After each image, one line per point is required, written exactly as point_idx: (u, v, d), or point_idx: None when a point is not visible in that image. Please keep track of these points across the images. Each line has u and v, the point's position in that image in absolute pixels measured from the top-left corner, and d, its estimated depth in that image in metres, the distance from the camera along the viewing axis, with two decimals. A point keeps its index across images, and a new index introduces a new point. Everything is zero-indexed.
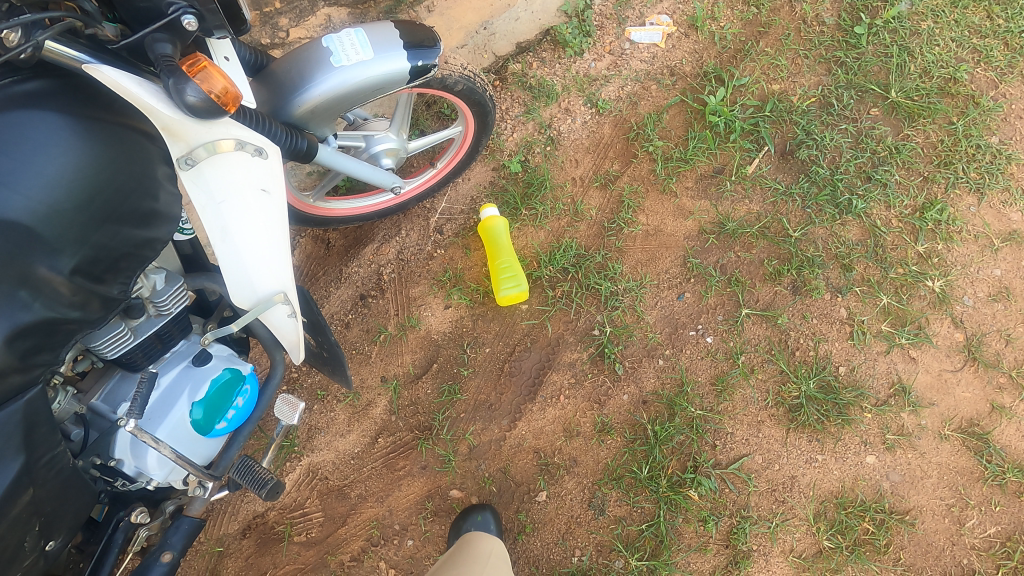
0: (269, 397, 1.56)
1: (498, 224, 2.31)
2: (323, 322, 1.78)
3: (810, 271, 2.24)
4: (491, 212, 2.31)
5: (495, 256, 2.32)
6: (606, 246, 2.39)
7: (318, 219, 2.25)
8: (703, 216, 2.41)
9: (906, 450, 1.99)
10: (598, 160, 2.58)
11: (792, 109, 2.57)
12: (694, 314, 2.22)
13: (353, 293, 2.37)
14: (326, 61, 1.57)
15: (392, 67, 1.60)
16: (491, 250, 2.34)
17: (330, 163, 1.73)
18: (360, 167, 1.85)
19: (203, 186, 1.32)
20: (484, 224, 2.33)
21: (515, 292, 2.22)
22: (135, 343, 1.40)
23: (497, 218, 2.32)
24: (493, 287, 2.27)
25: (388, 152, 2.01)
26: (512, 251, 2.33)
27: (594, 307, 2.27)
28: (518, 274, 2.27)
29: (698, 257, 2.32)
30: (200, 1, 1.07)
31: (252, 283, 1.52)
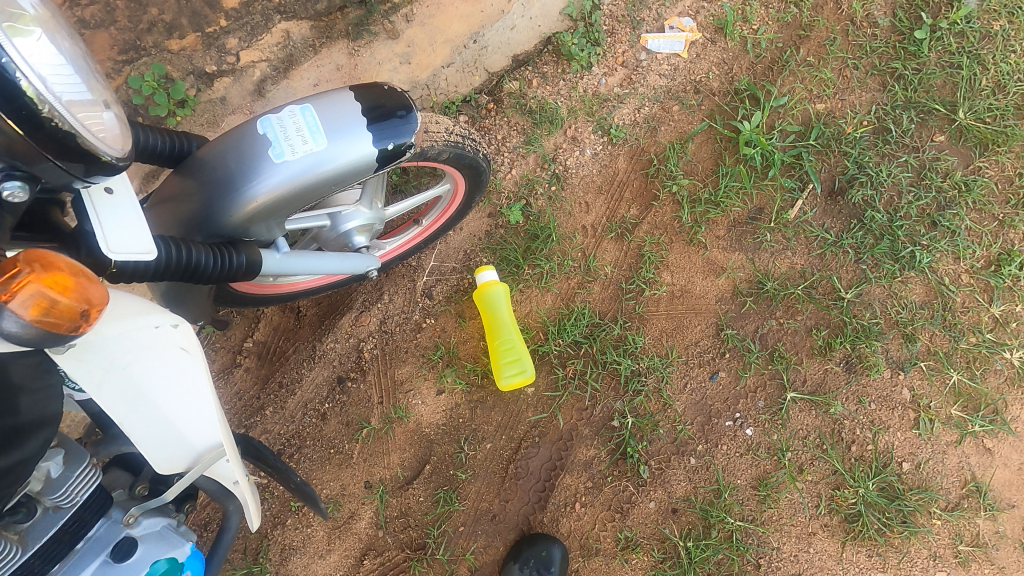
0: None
1: (498, 291, 1.92)
2: (287, 470, 1.45)
3: (866, 344, 1.90)
4: (490, 276, 1.92)
5: (495, 332, 1.94)
6: (625, 312, 2.03)
7: (281, 296, 1.86)
8: (739, 274, 2.04)
9: (981, 564, 1.74)
10: (612, 204, 2.18)
11: (842, 136, 2.16)
12: (730, 399, 1.89)
13: (330, 375, 2.02)
14: (265, 154, 1.19)
15: (352, 155, 1.21)
16: (489, 324, 1.96)
17: (284, 270, 1.34)
18: (327, 263, 1.46)
19: (93, 359, 0.96)
20: (479, 290, 1.94)
21: (518, 378, 1.88)
22: (26, 556, 1.06)
23: (497, 283, 1.94)
24: (493, 373, 1.91)
25: (360, 229, 1.62)
26: (515, 325, 1.97)
27: (612, 391, 1.94)
28: (522, 356, 1.92)
29: (733, 325, 1.97)
30: (25, 161, 0.77)
31: (180, 450, 1.10)
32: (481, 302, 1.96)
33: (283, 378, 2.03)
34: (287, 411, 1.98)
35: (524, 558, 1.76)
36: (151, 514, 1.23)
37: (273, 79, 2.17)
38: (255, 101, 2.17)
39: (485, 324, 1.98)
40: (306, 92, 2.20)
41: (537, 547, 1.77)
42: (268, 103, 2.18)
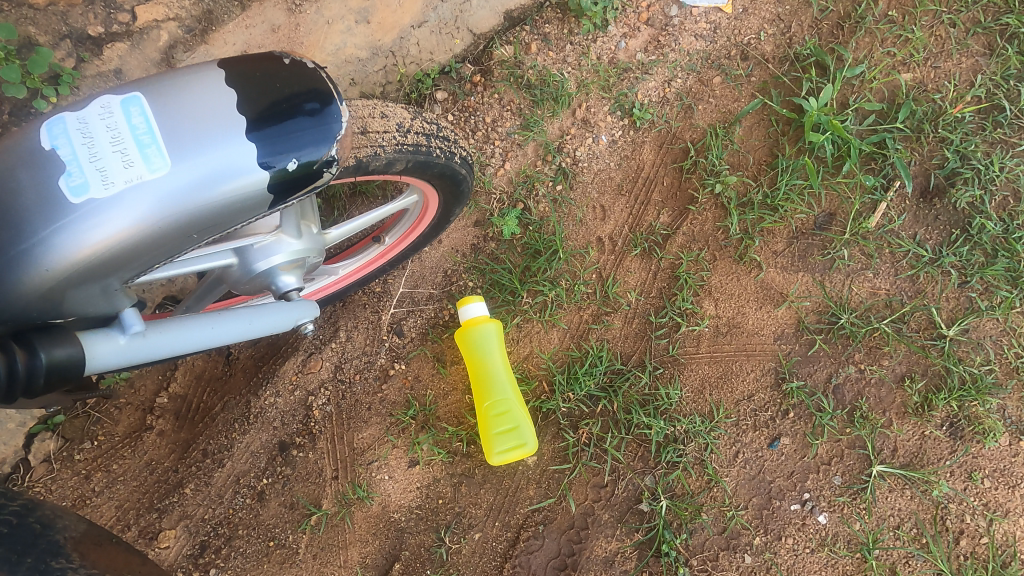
0: None
1: (489, 331, 1.44)
2: None
3: (978, 402, 1.43)
4: (479, 309, 1.42)
5: (483, 388, 1.45)
6: (655, 355, 1.55)
7: None
8: (804, 304, 1.56)
9: None
10: (635, 209, 1.68)
11: (939, 117, 1.64)
12: (797, 474, 1.43)
13: (270, 440, 1.56)
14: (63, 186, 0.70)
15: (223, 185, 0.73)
16: (476, 376, 1.47)
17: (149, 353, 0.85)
18: (220, 332, 0.98)
19: None
20: (465, 329, 1.44)
21: (514, 452, 1.41)
22: None
23: (488, 321, 1.44)
24: (482, 443, 1.44)
25: (286, 267, 1.13)
26: (511, 377, 1.49)
27: (639, 462, 1.47)
28: (522, 420, 1.44)
29: (798, 373, 1.50)
30: None
31: None
32: (467, 346, 1.46)
33: (208, 445, 1.56)
34: (213, 489, 1.53)
35: None
36: None
37: (187, 44, 1.62)
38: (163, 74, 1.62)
39: (470, 374, 1.49)
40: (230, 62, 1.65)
41: None
42: None
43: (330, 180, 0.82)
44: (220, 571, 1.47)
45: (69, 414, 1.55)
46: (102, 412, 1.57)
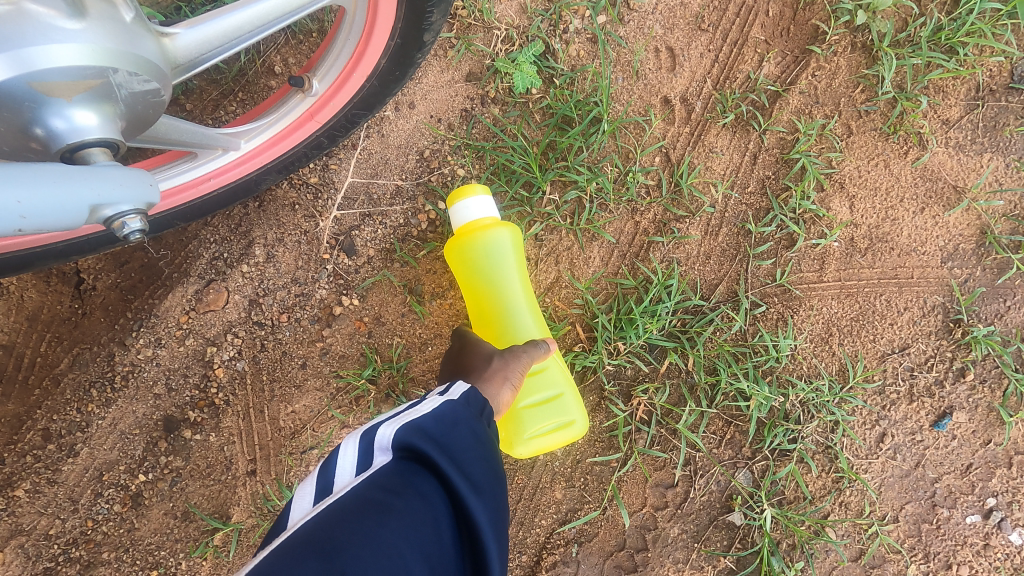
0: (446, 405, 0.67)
1: (503, 242, 0.86)
2: None
3: None
4: (485, 199, 0.84)
5: (496, 333, 0.90)
6: (753, 285, 0.98)
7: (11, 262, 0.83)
8: (994, 204, 0.98)
9: None
10: (723, 54, 1.05)
11: None
12: (978, 470, 0.91)
13: (149, 416, 1.00)
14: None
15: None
16: (483, 314, 0.91)
17: None
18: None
19: None
20: (463, 237, 0.85)
21: (564, 437, 0.87)
22: None
23: (502, 221, 0.86)
24: (503, 423, 0.87)
25: (66, 83, 0.53)
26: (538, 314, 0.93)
27: (728, 452, 0.94)
28: (567, 382, 0.90)
29: (983, 315, 0.95)
30: None
31: None
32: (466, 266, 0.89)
33: (51, 424, 0.99)
34: (61, 491, 0.98)
35: None
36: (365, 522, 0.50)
37: None
38: None
39: (474, 315, 0.92)
40: None
41: None
42: None
43: None
44: None
45: None
46: None
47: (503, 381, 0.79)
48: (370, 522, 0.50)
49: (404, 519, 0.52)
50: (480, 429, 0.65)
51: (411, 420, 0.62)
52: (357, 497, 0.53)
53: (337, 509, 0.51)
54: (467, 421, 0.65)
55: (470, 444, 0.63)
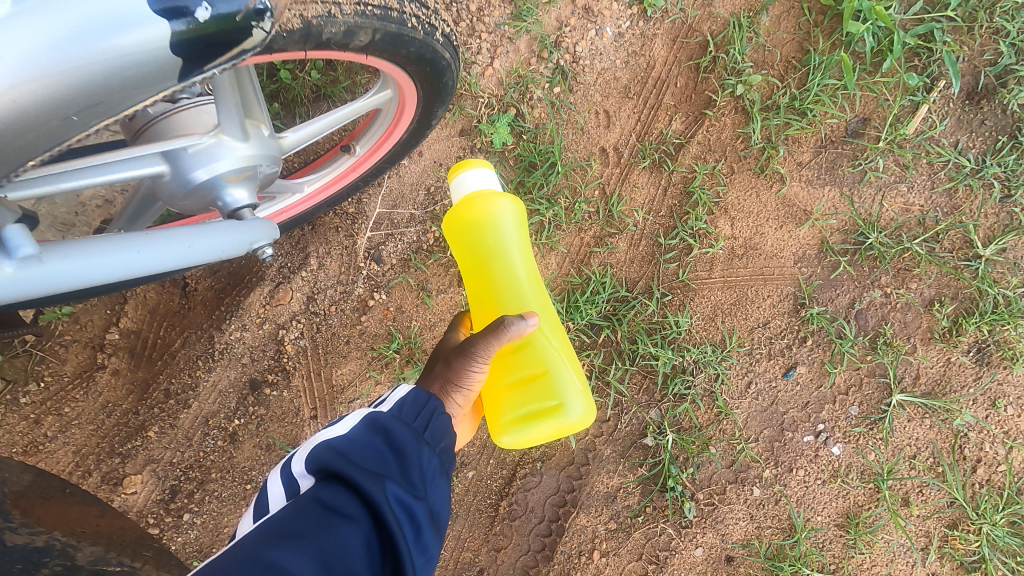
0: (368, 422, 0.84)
1: (505, 208, 1.05)
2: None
3: (1009, 326, 1.32)
4: (484, 178, 1.04)
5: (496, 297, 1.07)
6: (663, 281, 1.40)
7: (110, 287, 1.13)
8: (830, 222, 1.40)
9: None
10: (644, 115, 1.46)
11: (999, 3, 1.39)
12: (812, 405, 1.34)
13: (239, 378, 1.42)
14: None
15: (94, 55, 0.50)
16: (486, 280, 1.08)
17: (85, 279, 0.70)
18: (107, 257, 0.72)
19: None
20: (471, 207, 1.05)
21: (553, 407, 1.01)
22: None
23: (502, 193, 1.06)
24: (499, 420, 1.03)
25: (236, 176, 0.93)
26: (534, 288, 1.09)
27: (644, 395, 1.36)
28: (554, 363, 1.03)
29: (820, 299, 1.37)
30: None
31: None
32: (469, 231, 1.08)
33: (170, 384, 1.41)
34: (180, 432, 1.40)
35: None
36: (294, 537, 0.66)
37: None
38: None
39: (478, 283, 1.09)
40: None
41: None
42: None
43: (262, 43, 0.59)
44: (195, 516, 1.39)
45: (5, 353, 1.37)
46: (45, 350, 1.39)
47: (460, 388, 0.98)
48: (290, 538, 0.67)
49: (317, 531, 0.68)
50: (399, 433, 0.83)
51: (323, 443, 0.79)
52: (282, 519, 0.70)
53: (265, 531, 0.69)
54: (374, 438, 0.82)
55: (378, 457, 0.79)
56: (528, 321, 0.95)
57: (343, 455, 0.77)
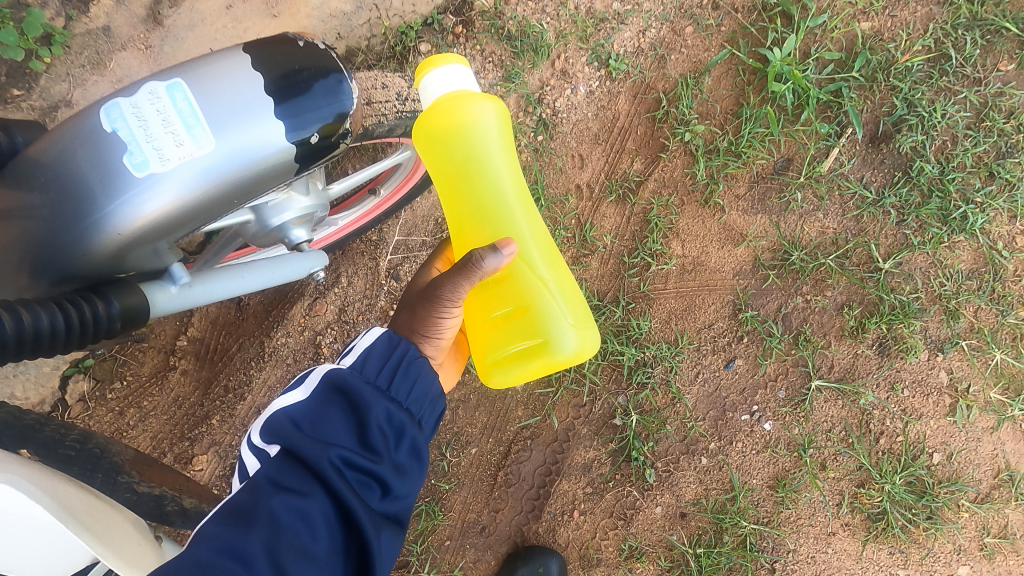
0: (329, 390, 1.00)
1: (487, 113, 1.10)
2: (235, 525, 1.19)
3: (903, 324, 1.65)
4: (461, 79, 1.08)
5: (478, 204, 1.15)
6: (627, 292, 1.73)
7: None
8: (761, 243, 1.73)
9: (1007, 556, 1.61)
10: (610, 158, 1.80)
11: (892, 66, 1.74)
12: (747, 390, 1.67)
13: (284, 375, 1.74)
14: (59, 143, 0.81)
15: (244, 163, 0.83)
16: (468, 187, 1.15)
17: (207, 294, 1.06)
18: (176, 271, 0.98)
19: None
20: (453, 114, 1.09)
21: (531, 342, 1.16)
22: None
23: (481, 99, 1.10)
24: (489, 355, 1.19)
25: (299, 220, 1.22)
26: (515, 200, 1.16)
27: (613, 384, 1.68)
28: (533, 290, 1.16)
29: (754, 305, 1.70)
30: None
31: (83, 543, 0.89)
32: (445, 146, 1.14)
33: (229, 381, 1.74)
34: (238, 420, 1.72)
35: None
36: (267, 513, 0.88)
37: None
38: (150, 31, 1.68)
39: (460, 187, 1.16)
40: (216, 17, 1.70)
41: (533, 563, 1.60)
42: (166, 33, 1.68)
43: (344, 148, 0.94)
44: None
45: (96, 357, 1.70)
46: (127, 355, 1.71)
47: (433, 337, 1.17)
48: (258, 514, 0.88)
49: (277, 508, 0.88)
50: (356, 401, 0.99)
51: (288, 418, 0.96)
52: (255, 494, 0.90)
53: (242, 503, 0.90)
54: (335, 407, 0.98)
55: (337, 429, 0.96)
56: (502, 254, 1.06)
57: (301, 433, 0.95)
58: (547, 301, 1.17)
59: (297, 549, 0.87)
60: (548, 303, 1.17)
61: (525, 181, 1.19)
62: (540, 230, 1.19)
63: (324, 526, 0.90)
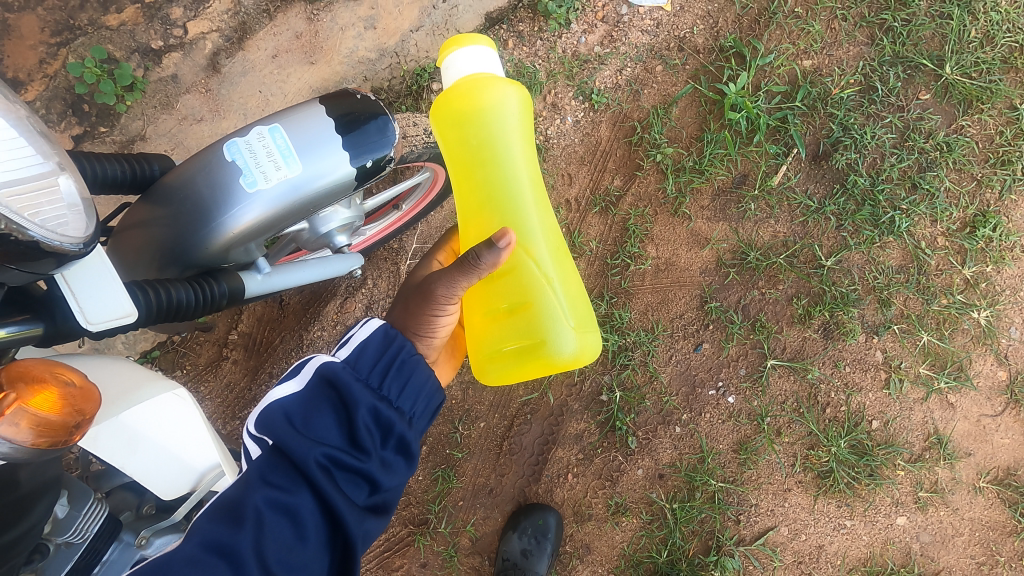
0: (321, 387, 1.12)
1: (506, 102, 1.30)
2: None
3: (843, 311, 1.96)
4: (484, 68, 1.27)
5: (490, 184, 1.33)
6: (610, 288, 2.05)
7: None
8: (723, 245, 2.04)
9: (938, 508, 1.90)
10: (594, 176, 2.14)
11: (828, 96, 2.07)
12: (713, 368, 1.97)
13: None
14: (188, 171, 1.14)
15: (319, 182, 1.15)
16: (485, 166, 1.33)
17: (271, 288, 1.34)
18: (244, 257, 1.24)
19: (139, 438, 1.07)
20: (475, 97, 1.28)
21: (526, 340, 1.33)
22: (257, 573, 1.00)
23: (501, 88, 1.29)
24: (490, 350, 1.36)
25: (342, 228, 1.52)
26: (527, 188, 1.34)
27: (600, 365, 1.98)
28: (536, 292, 1.32)
29: (718, 297, 2.01)
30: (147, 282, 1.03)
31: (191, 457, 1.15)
32: (469, 133, 1.32)
33: (273, 368, 2.04)
34: None
35: (521, 528, 1.89)
36: (263, 505, 1.04)
37: (227, 51, 2.03)
38: (210, 77, 2.02)
39: (476, 166, 1.33)
40: (263, 65, 2.05)
41: (534, 517, 1.89)
42: (223, 78, 2.03)
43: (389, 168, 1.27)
44: None
45: (162, 349, 2.02)
46: (187, 347, 2.03)
47: (432, 330, 1.32)
48: (249, 510, 1.03)
49: (266, 506, 1.04)
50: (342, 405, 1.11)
51: (281, 416, 1.09)
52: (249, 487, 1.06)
53: (238, 493, 1.06)
54: (324, 407, 1.11)
55: (326, 429, 1.09)
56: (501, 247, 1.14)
57: (294, 431, 1.07)
58: (550, 298, 1.33)
59: (288, 533, 1.04)
60: (550, 301, 1.33)
61: (537, 170, 1.36)
62: (549, 224, 1.36)
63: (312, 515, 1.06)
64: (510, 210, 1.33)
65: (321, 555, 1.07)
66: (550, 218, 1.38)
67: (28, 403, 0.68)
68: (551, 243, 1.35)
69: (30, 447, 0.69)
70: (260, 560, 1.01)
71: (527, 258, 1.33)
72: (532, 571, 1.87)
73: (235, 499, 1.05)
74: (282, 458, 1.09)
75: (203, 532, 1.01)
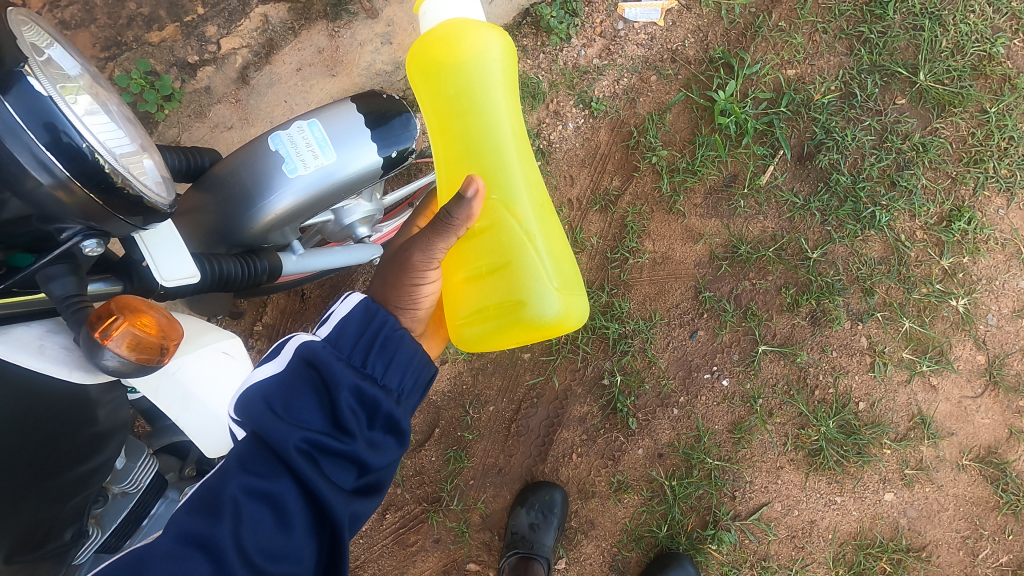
0: (302, 369, 1.14)
1: (483, 50, 1.39)
2: None
3: (829, 300, 2.10)
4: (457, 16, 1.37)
5: (469, 132, 1.42)
6: (610, 280, 2.19)
7: (249, 292, 1.71)
8: (715, 240, 2.19)
9: (924, 484, 2.01)
10: (594, 177, 2.29)
11: (811, 102, 2.23)
12: (708, 354, 2.09)
13: None
14: (235, 161, 1.30)
15: (351, 169, 1.31)
16: (463, 115, 1.42)
17: (303, 270, 1.49)
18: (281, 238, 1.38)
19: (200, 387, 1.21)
20: (451, 45, 1.37)
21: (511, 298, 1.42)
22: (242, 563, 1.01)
23: (477, 38, 1.38)
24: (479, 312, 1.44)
25: (363, 220, 1.68)
26: (506, 136, 1.43)
27: (602, 352, 2.10)
28: (515, 249, 1.42)
29: (711, 287, 2.14)
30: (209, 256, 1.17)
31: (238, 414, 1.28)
32: (447, 83, 1.41)
33: None
34: None
35: (529, 503, 2.01)
36: (244, 494, 1.05)
37: (256, 65, 2.21)
38: (239, 89, 2.20)
39: (454, 113, 1.42)
40: (288, 77, 2.23)
41: (541, 493, 2.02)
42: (251, 89, 2.21)
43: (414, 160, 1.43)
44: None
45: None
46: None
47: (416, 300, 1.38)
48: (228, 501, 1.04)
49: (245, 496, 1.05)
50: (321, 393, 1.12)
51: (259, 404, 1.09)
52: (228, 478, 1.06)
53: (217, 486, 1.07)
54: (304, 393, 1.12)
55: (306, 413, 1.10)
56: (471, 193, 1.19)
57: (274, 417, 1.08)
58: (529, 255, 1.42)
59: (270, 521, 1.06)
60: (530, 258, 1.42)
61: (517, 120, 1.46)
62: (529, 177, 1.46)
63: (295, 502, 1.08)
64: (491, 162, 1.42)
65: (308, 539, 1.08)
66: (532, 174, 1.48)
67: (132, 325, 0.77)
68: (530, 197, 1.45)
69: (131, 363, 0.77)
70: (241, 550, 1.02)
71: (509, 215, 1.42)
72: (540, 545, 1.97)
73: (214, 490, 1.07)
74: (261, 445, 1.10)
75: (184, 524, 1.03)
